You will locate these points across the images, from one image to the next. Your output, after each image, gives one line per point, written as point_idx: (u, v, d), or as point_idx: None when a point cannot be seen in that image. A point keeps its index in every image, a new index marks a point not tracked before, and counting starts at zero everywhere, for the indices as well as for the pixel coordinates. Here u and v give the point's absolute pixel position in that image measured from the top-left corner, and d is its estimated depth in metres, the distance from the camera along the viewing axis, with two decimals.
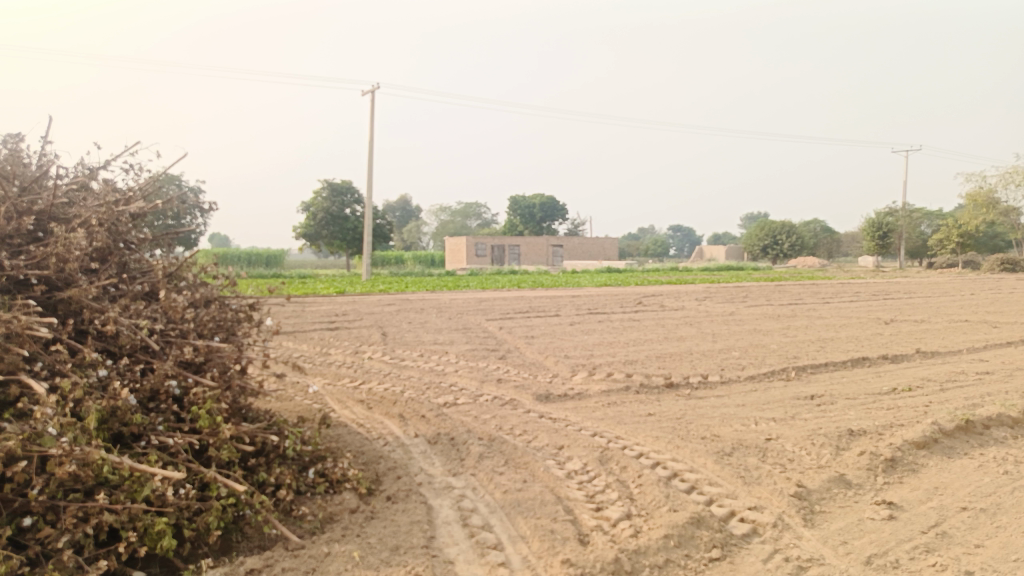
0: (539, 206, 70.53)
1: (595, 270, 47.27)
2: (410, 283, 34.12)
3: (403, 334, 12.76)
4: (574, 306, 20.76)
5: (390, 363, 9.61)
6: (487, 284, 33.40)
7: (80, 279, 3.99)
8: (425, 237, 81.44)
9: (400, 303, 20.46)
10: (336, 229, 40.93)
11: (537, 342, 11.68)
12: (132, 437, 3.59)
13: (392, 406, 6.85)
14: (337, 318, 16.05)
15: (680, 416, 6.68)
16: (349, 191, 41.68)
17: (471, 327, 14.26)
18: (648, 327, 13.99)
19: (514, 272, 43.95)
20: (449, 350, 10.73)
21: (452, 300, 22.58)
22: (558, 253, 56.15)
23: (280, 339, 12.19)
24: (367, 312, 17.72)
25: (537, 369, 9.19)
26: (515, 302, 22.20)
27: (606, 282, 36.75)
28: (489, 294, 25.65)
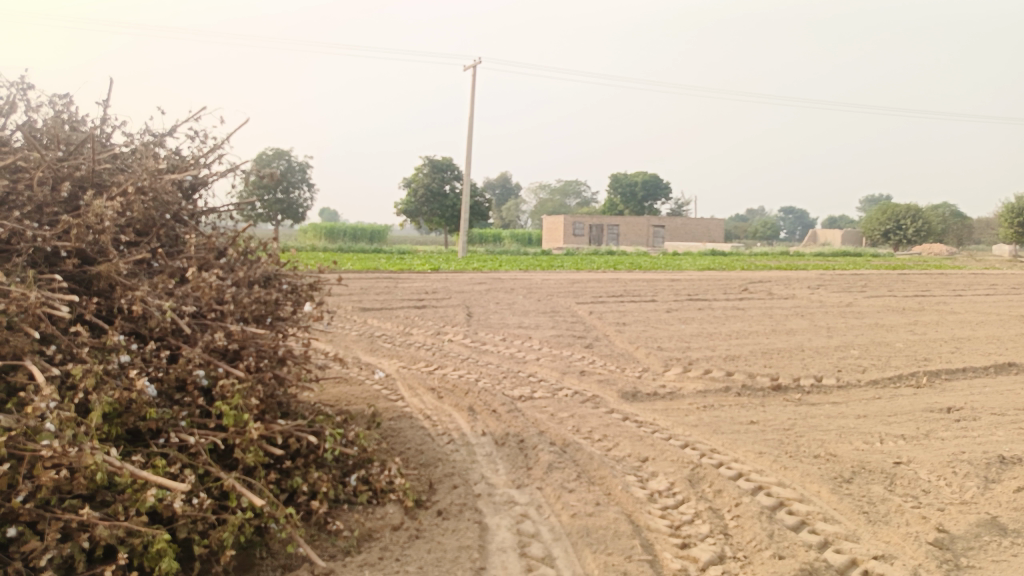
0: (641, 185, 68.57)
1: (698, 253, 45.35)
2: (505, 261, 33.83)
3: (489, 316, 12.30)
4: (673, 291, 19.67)
5: (470, 347, 9.13)
6: (583, 265, 32.60)
7: (113, 253, 3.64)
8: (524, 215, 81.30)
9: (492, 282, 20.10)
10: (435, 206, 41.20)
11: (629, 330, 10.89)
12: (152, 433, 3.21)
13: (463, 397, 6.33)
14: (427, 296, 15.83)
15: (788, 427, 5.79)
16: (449, 168, 41.81)
17: (561, 310, 13.61)
18: (753, 317, 12.87)
19: (613, 252, 42.80)
20: (533, 336, 10.13)
21: (546, 280, 21.95)
22: (659, 234, 54.36)
23: (365, 316, 11.99)
24: (457, 290, 17.42)
25: (626, 361, 8.45)
26: (610, 285, 21.30)
27: (708, 265, 35.08)
28: (584, 275, 24.85)
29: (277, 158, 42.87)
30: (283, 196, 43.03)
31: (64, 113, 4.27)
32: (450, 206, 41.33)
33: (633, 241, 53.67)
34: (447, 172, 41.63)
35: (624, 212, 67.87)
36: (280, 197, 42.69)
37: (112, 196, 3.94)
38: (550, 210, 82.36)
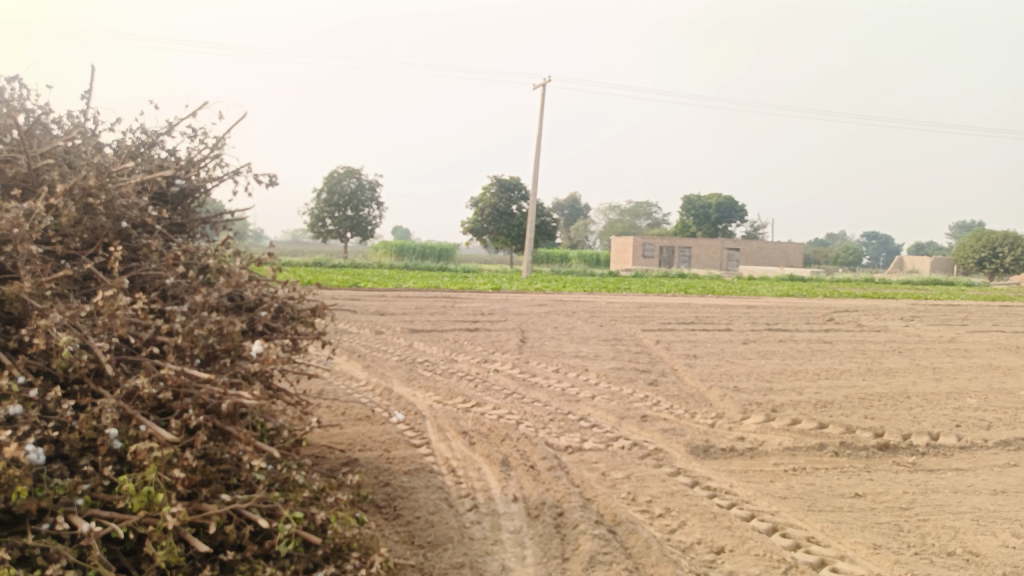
0: (716, 207, 66.32)
1: (775, 278, 43.10)
2: (570, 282, 32.80)
3: (544, 342, 11.26)
4: (749, 319, 18.12)
5: (518, 379, 8.11)
6: (651, 288, 31.19)
7: (32, 270, 2.86)
8: (593, 236, 80.03)
9: (554, 305, 19.08)
10: (502, 225, 40.54)
11: (700, 365, 9.67)
12: (38, 515, 2.37)
13: (499, 445, 5.32)
14: (482, 318, 14.92)
15: (907, 506, 4.54)
16: (517, 187, 41.19)
17: (624, 338, 12.43)
18: (844, 354, 11.39)
19: (683, 275, 41.10)
20: (591, 368, 9.03)
21: (611, 304, 20.74)
22: (734, 258, 52.16)
23: (410, 340, 11.15)
24: (515, 312, 16.44)
25: (696, 404, 7.27)
26: (680, 311, 19.90)
27: (786, 291, 33.12)
28: (652, 299, 23.50)
29: (347, 175, 43.16)
30: (354, 213, 43.27)
31: (19, 95, 3.61)
32: (517, 225, 40.62)
33: (706, 264, 51.60)
34: (515, 192, 41.03)
35: (696, 234, 65.72)
36: (350, 214, 42.97)
37: (51, 198, 3.19)
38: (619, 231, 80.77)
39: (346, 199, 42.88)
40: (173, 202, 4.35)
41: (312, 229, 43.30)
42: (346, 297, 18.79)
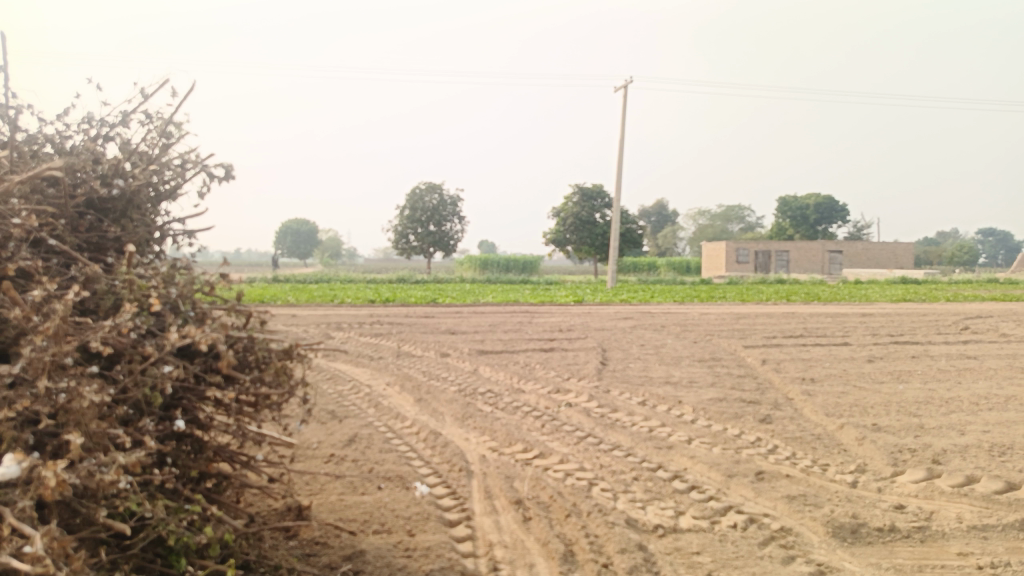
0: (814, 207, 62.20)
1: (886, 281, 39.48)
2: (657, 292, 30.85)
3: (628, 366, 9.73)
4: (868, 330, 15.83)
5: (594, 416, 6.67)
6: (746, 296, 28.82)
7: None
8: (682, 243, 77.00)
9: (640, 319, 17.41)
10: (585, 235, 38.95)
11: (822, 394, 7.92)
12: None
13: (562, 524, 3.93)
14: (560, 336, 13.49)
15: None
16: (600, 195, 39.62)
17: (724, 358, 10.72)
18: (1002, 375, 9.27)
19: (783, 280, 38.21)
20: (686, 400, 7.46)
21: (706, 316, 18.84)
22: (837, 261, 48.40)
23: (476, 364, 9.85)
24: (597, 329, 14.91)
25: (826, 452, 5.62)
26: (785, 321, 17.77)
27: (900, 295, 29.96)
28: (751, 309, 21.34)
29: (429, 190, 42.77)
30: (436, 229, 42.76)
31: None
32: (601, 233, 38.96)
33: (807, 267, 48.10)
34: (597, 200, 39.50)
35: (795, 236, 61.85)
36: (432, 229, 42.45)
37: None
38: (710, 236, 77.34)
39: (428, 214, 42.43)
40: (111, 208, 3.37)
41: (395, 245, 43.09)
42: (419, 315, 17.73)
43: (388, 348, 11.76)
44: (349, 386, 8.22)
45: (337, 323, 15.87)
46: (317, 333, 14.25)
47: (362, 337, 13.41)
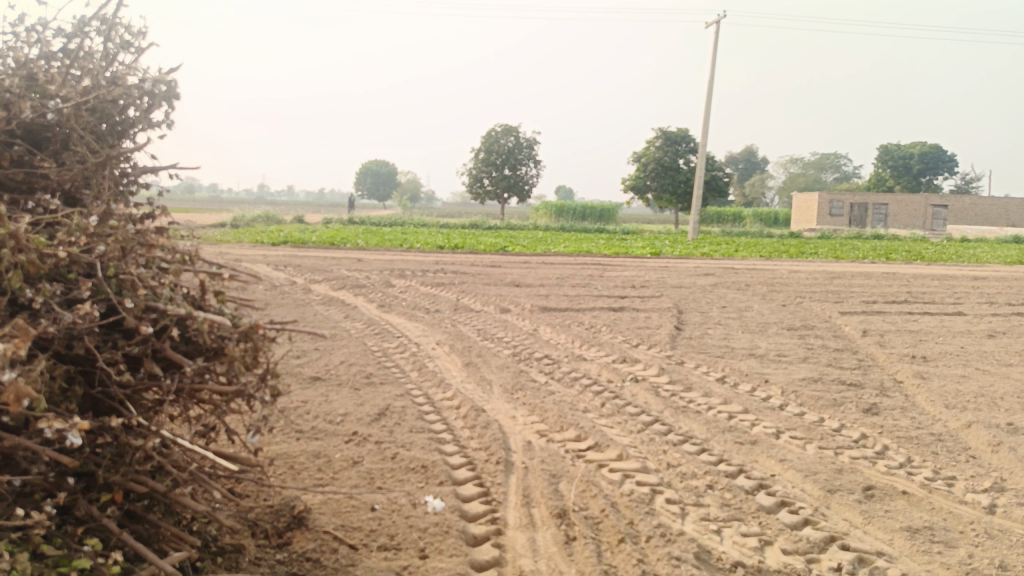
0: (919, 157, 57.60)
1: (995, 240, 36.21)
2: (741, 245, 29.13)
3: (706, 332, 8.73)
4: (981, 296, 14.17)
5: (665, 396, 5.79)
6: (839, 252, 26.80)
7: None
8: (769, 193, 73.30)
9: (721, 275, 16.20)
10: (666, 182, 37.14)
11: (937, 379, 6.75)
12: None
13: (612, 554, 3.14)
14: (632, 292, 12.53)
15: None
16: (684, 140, 37.63)
17: (816, 327, 9.57)
18: None
19: (880, 237, 35.55)
20: (773, 379, 6.45)
21: (793, 275, 17.40)
22: (941, 216, 44.75)
23: (536, 323, 9.06)
24: (673, 285, 13.84)
25: (951, 460, 4.57)
26: (884, 283, 16.17)
27: (1015, 256, 27.25)
28: (844, 267, 19.70)
29: (506, 133, 41.74)
30: (511, 173, 41.78)
31: None
32: (683, 181, 37.10)
33: (906, 223, 44.71)
34: (681, 145, 37.54)
35: (894, 188, 57.62)
36: (507, 173, 41.51)
37: None
38: (800, 187, 73.20)
39: (504, 157, 41.45)
40: (50, 139, 2.65)
41: (470, 189, 42.44)
42: (485, 263, 17.05)
43: (447, 300, 11.11)
44: (395, 344, 7.57)
45: (400, 269, 15.35)
46: (377, 279, 13.77)
47: (422, 286, 12.80)
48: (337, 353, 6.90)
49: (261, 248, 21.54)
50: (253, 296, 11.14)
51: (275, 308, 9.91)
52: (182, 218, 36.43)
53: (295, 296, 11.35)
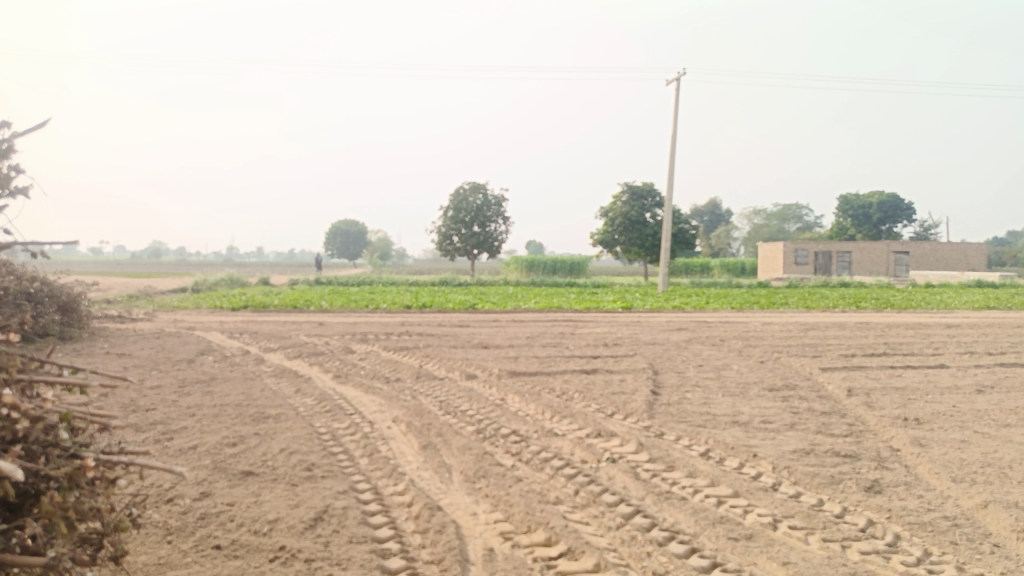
0: (878, 205, 58.85)
1: (959, 285, 36.65)
2: (711, 296, 28.90)
3: (685, 398, 8.14)
4: (958, 345, 13.88)
5: (646, 480, 5.15)
6: (810, 302, 26.65)
7: None
8: (735, 244, 74.18)
9: (695, 330, 15.72)
10: (634, 236, 37.09)
11: (936, 446, 6.22)
12: None
13: None
14: (606, 351, 11.92)
15: None
16: (650, 194, 37.87)
17: (799, 388, 9.04)
18: None
19: (847, 285, 35.71)
20: (762, 453, 5.86)
21: (767, 327, 16.98)
22: (903, 263, 45.32)
23: (503, 391, 8.38)
24: (647, 342, 13.29)
25: (974, 553, 4.00)
26: (859, 334, 15.82)
27: (981, 302, 27.39)
28: (817, 318, 19.42)
29: (474, 190, 41.66)
30: (480, 229, 41.46)
31: None
32: (651, 234, 37.11)
33: (871, 269, 45.10)
34: (647, 199, 37.73)
35: (856, 236, 58.61)
36: (476, 230, 41.21)
37: None
38: (765, 237, 74.24)
39: (473, 214, 41.20)
40: None
41: (439, 246, 41.98)
42: (453, 324, 16.37)
43: (408, 367, 10.39)
44: (347, 423, 6.84)
45: (361, 333, 14.58)
46: (336, 345, 12.98)
47: (383, 352, 12.06)
48: (280, 437, 6.16)
49: (218, 314, 20.61)
50: (199, 370, 10.29)
51: (220, 383, 9.09)
52: (140, 284, 35.30)
53: (245, 368, 10.53)
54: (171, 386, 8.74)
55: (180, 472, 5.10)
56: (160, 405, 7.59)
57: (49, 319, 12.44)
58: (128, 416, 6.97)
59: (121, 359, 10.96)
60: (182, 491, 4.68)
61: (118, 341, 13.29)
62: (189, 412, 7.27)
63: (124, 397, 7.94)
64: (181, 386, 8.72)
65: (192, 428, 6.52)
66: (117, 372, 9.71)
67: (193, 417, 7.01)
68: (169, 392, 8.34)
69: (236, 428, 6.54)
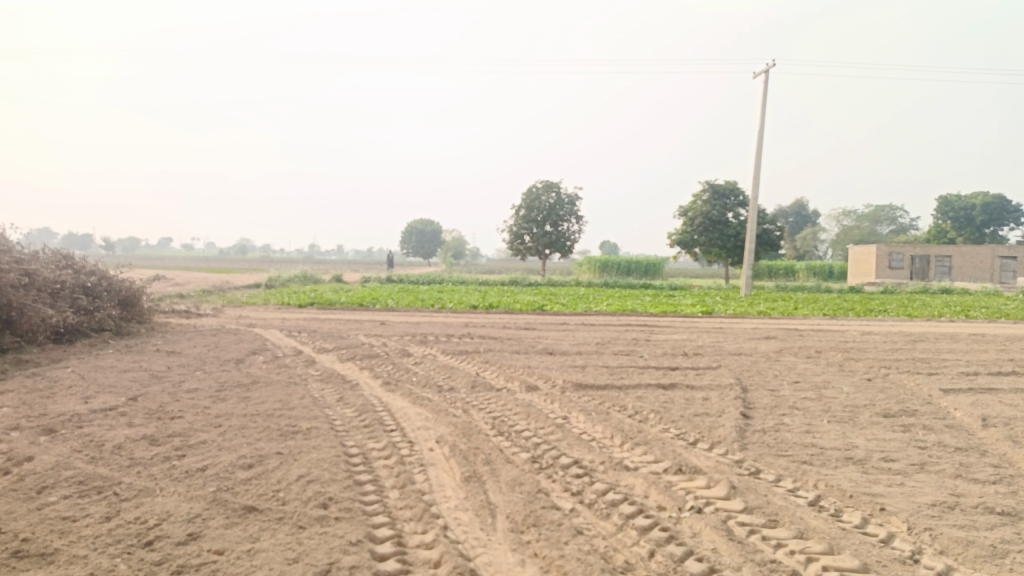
0: (980, 208, 54.17)
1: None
2: (800, 301, 26.90)
3: (783, 424, 6.87)
4: None
5: (743, 542, 4.01)
6: (911, 310, 24.32)
7: None
8: (822, 246, 70.46)
9: (785, 339, 14.22)
10: (715, 236, 35.24)
11: None
12: None
13: None
14: (686, 362, 10.68)
15: None
16: (734, 192, 35.95)
17: (920, 414, 7.61)
18: None
19: (950, 291, 32.78)
20: (891, 508, 4.64)
21: (867, 338, 15.23)
22: (1008, 269, 41.15)
23: (567, 407, 7.32)
24: (731, 353, 11.95)
25: None
26: (978, 348, 13.89)
27: None
28: (923, 328, 17.48)
29: (547, 190, 40.70)
30: (552, 229, 40.43)
31: None
32: (733, 235, 35.12)
33: (974, 275, 41.45)
34: (730, 198, 35.81)
35: (958, 239, 54.41)
36: (549, 229, 40.19)
37: None
38: (855, 239, 70.08)
39: (545, 213, 40.18)
40: None
41: (510, 246, 41.24)
42: (519, 327, 15.41)
43: (464, 374, 9.45)
44: (384, 442, 5.94)
45: (421, 335, 13.78)
46: (392, 348, 12.20)
47: (441, 356, 11.18)
48: (303, 459, 5.31)
49: (284, 311, 20.35)
50: (245, 372, 9.67)
51: (261, 389, 8.39)
52: (219, 280, 36.06)
53: (293, 372, 9.84)
54: (208, 390, 8.09)
55: (175, 505, 4.28)
56: (188, 412, 6.90)
57: (105, 314, 12.19)
58: (148, 425, 6.28)
59: (169, 358, 10.49)
60: (167, 531, 3.85)
61: (175, 337, 12.94)
62: (215, 422, 6.54)
63: (155, 402, 7.31)
64: (218, 391, 8.06)
65: (210, 443, 5.75)
66: (159, 373, 9.19)
67: (217, 428, 6.26)
68: (204, 398, 7.67)
69: (258, 444, 5.73)
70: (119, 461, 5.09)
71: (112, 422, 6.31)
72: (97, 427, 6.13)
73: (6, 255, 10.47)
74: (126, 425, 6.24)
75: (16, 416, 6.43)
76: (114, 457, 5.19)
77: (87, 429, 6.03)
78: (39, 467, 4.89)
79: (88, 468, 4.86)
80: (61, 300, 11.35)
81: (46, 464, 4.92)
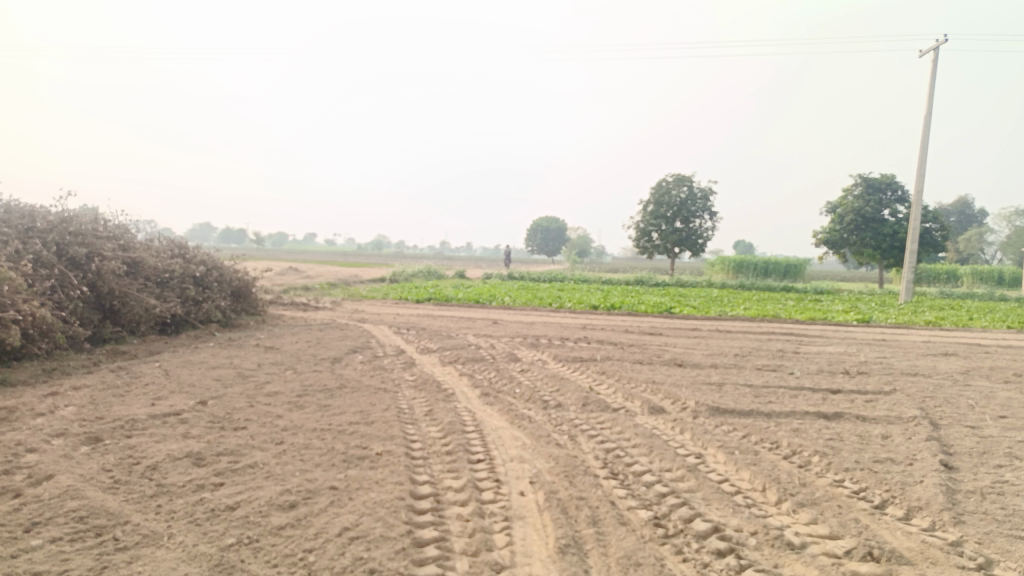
0: None
1: None
2: (975, 310, 23.26)
3: (1006, 482, 4.99)
4: None
5: None
6: None
7: None
8: (991, 248, 62.74)
9: (968, 357, 11.76)
10: (868, 236, 31.63)
11: None
12: None
13: None
14: (848, 383, 8.75)
15: None
16: (891, 187, 32.14)
17: None
18: None
19: None
20: None
21: None
22: None
23: (702, 441, 5.78)
24: (904, 372, 9.81)
25: None
26: None
27: None
28: None
29: (678, 184, 38.37)
30: (682, 225, 38.06)
31: None
32: (890, 234, 31.33)
33: None
34: (887, 193, 32.06)
35: None
36: (679, 226, 37.85)
37: None
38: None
39: (675, 209, 37.89)
40: None
41: (637, 243, 39.33)
42: (643, 331, 13.84)
43: (577, 388, 8.09)
44: (465, 479, 4.71)
45: (534, 337, 12.55)
46: (500, 351, 11.04)
47: (552, 363, 9.87)
48: (357, 499, 4.17)
49: (400, 306, 19.82)
50: (337, 373, 8.83)
51: (346, 395, 7.44)
52: (346, 273, 36.75)
53: (387, 375, 8.89)
54: (288, 395, 7.24)
55: (173, 569, 3.25)
56: (254, 423, 6.01)
57: (212, 305, 11.88)
58: (202, 438, 5.42)
59: (265, 354, 9.88)
60: None
61: (280, 331, 12.48)
62: (278, 437, 5.58)
63: (224, 408, 6.50)
64: (298, 397, 7.19)
65: (258, 467, 4.76)
66: (248, 371, 8.52)
67: (275, 446, 5.29)
68: (280, 404, 6.80)
69: (312, 473, 4.67)
70: (142, 491, 4.17)
71: (166, 432, 5.50)
72: (146, 438, 5.33)
73: (113, 243, 10.29)
74: (178, 437, 5.41)
75: (72, 419, 5.78)
76: (139, 484, 4.29)
77: (133, 440, 5.24)
78: (48, 492, 4.06)
79: (99, 499, 3.97)
80: (167, 290, 11.09)
81: (58, 490, 4.09)
